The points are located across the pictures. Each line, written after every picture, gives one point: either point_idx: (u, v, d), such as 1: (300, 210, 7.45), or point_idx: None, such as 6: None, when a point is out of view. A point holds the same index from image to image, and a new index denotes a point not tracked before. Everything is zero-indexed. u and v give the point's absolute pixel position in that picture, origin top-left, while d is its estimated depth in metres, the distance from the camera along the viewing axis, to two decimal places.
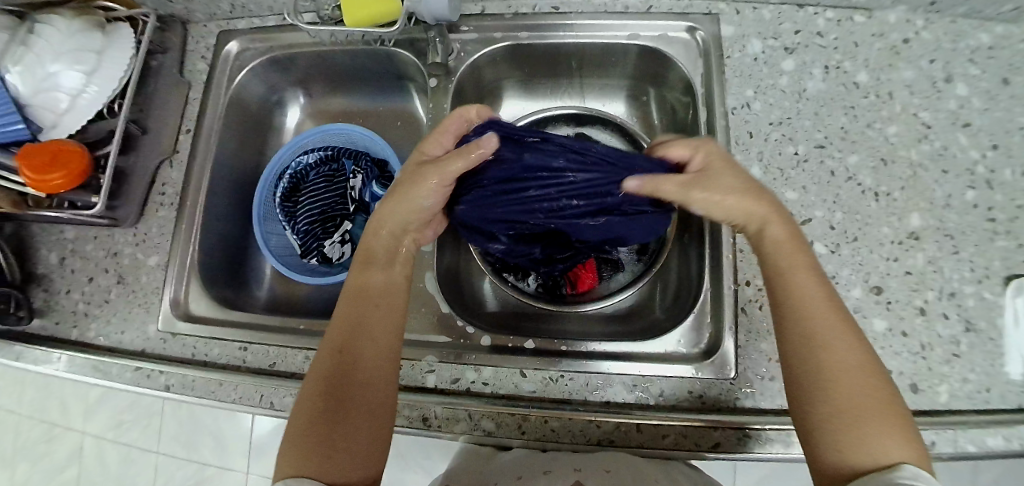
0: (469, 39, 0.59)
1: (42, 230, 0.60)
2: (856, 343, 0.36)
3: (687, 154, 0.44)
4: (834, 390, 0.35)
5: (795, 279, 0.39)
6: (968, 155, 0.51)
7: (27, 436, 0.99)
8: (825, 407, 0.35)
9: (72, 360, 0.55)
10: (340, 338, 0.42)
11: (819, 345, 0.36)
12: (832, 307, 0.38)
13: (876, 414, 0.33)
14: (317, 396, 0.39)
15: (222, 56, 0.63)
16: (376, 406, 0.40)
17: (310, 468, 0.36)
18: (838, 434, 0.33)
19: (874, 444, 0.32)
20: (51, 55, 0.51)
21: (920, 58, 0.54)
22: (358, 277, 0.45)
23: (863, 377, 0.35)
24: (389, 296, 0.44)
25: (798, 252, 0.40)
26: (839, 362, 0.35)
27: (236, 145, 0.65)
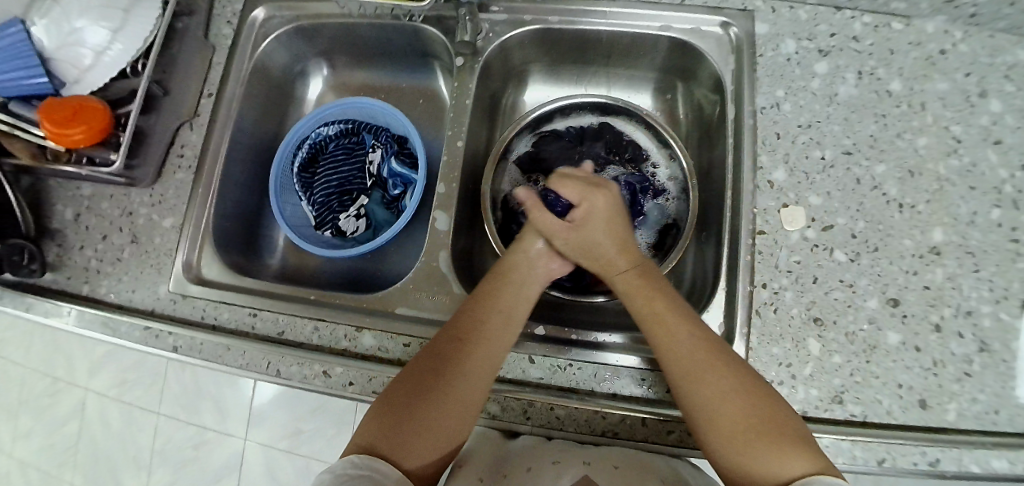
0: (498, 20, 0.58)
1: (59, 185, 0.60)
2: (737, 374, 0.39)
3: (575, 195, 0.50)
4: (720, 426, 0.37)
5: (659, 331, 0.42)
6: (996, 173, 0.50)
7: (31, 389, 1.00)
8: (720, 444, 0.37)
9: (82, 314, 0.55)
10: (454, 331, 0.43)
11: (691, 389, 0.39)
12: (700, 348, 0.40)
13: (762, 441, 0.36)
14: (416, 374, 0.40)
15: (249, 23, 0.63)
16: (461, 410, 0.39)
17: (384, 443, 0.36)
18: (743, 464, 0.36)
19: (775, 467, 0.35)
20: (77, 12, 0.52)
21: (955, 70, 0.53)
22: (496, 281, 0.47)
23: (744, 401, 0.38)
24: (512, 307, 0.45)
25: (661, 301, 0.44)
26: (716, 398, 0.38)
27: (256, 113, 0.65)
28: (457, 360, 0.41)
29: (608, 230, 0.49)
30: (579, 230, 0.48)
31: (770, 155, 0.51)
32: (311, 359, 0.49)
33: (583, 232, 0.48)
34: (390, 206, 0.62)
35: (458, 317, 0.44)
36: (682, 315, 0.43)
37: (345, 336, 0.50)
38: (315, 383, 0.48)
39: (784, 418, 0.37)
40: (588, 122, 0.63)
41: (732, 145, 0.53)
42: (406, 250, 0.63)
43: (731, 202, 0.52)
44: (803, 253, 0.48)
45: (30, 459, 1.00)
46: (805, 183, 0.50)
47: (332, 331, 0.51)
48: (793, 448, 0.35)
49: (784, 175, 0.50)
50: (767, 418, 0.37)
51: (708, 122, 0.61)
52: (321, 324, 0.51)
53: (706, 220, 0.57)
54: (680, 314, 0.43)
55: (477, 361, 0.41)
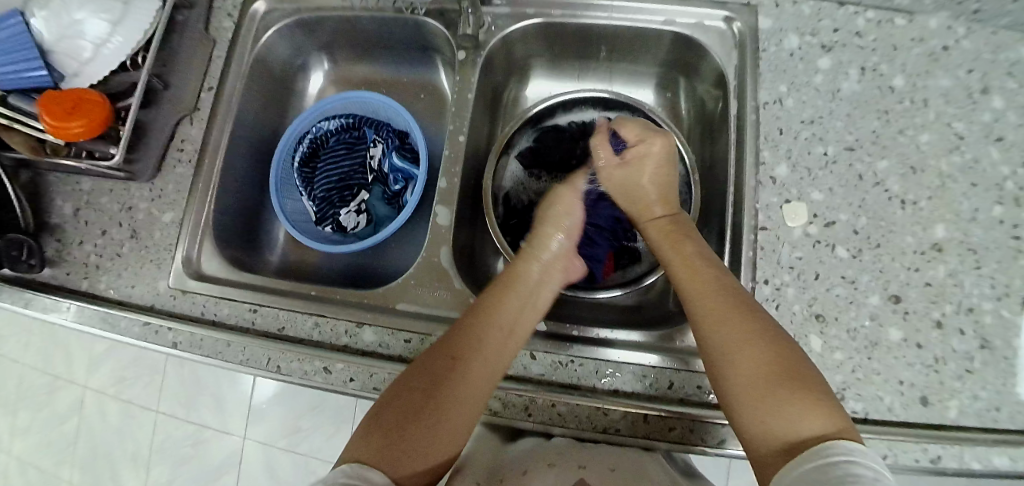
0: (501, 14, 0.58)
1: (59, 180, 0.60)
2: (756, 323, 0.39)
3: (634, 137, 0.53)
4: (743, 364, 0.37)
5: (693, 279, 0.44)
6: (998, 170, 0.50)
7: (30, 386, 1.00)
8: (736, 379, 0.37)
9: (82, 310, 0.54)
10: (453, 342, 0.42)
11: (722, 327, 0.40)
12: (729, 291, 0.42)
13: (781, 391, 0.35)
14: (411, 387, 0.39)
15: (248, 15, 0.62)
16: (454, 427, 0.38)
17: (373, 454, 0.35)
18: (761, 408, 0.36)
19: (792, 417, 0.34)
20: (78, 3, 0.51)
21: (958, 67, 0.53)
22: (497, 292, 0.46)
23: (769, 346, 0.38)
24: (516, 322, 0.45)
25: (692, 251, 0.46)
26: (742, 337, 0.38)
27: (257, 108, 0.65)
28: (457, 373, 0.40)
29: (654, 172, 0.52)
30: (627, 167, 0.52)
31: (773, 150, 0.51)
32: (311, 355, 0.48)
33: (631, 168, 0.52)
34: (391, 200, 0.62)
35: (456, 329, 0.43)
36: (713, 267, 0.44)
37: (346, 331, 0.50)
38: (314, 379, 0.48)
39: (806, 372, 0.37)
40: (590, 117, 0.63)
41: (735, 141, 0.53)
42: (407, 245, 0.63)
43: (733, 198, 0.52)
44: (805, 249, 0.48)
45: (29, 456, 1.00)
46: (807, 179, 0.50)
47: (333, 327, 0.50)
48: (817, 404, 0.34)
49: (786, 171, 0.50)
50: (784, 374, 0.36)
51: (710, 118, 0.61)
52: (322, 320, 0.51)
53: (708, 217, 0.57)
54: (712, 265, 0.44)
55: (476, 374, 0.40)
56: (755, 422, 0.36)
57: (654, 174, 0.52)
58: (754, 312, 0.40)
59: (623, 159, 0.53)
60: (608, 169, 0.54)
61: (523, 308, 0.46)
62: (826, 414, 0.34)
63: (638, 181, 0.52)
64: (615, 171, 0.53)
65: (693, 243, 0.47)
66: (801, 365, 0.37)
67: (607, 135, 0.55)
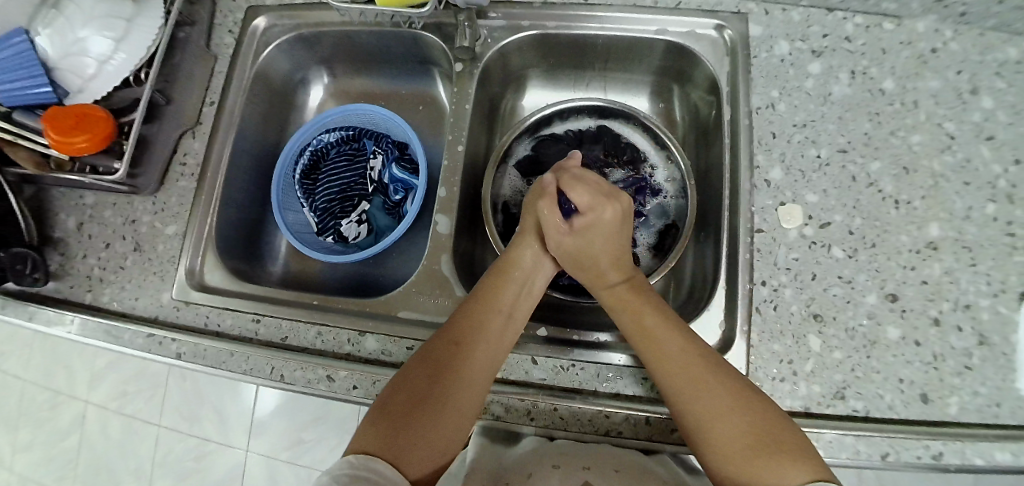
0: (497, 26, 0.59)
1: (63, 195, 0.61)
2: (722, 390, 0.39)
3: (585, 199, 0.48)
4: (714, 443, 0.38)
5: (651, 345, 0.43)
6: (990, 168, 0.51)
7: (30, 403, 1.00)
8: (712, 453, 0.38)
9: (85, 323, 0.55)
10: (453, 334, 0.43)
11: (688, 396, 0.39)
12: (688, 361, 0.41)
13: (756, 458, 0.35)
14: (415, 378, 0.40)
15: (250, 31, 0.63)
16: (459, 415, 0.40)
17: (385, 442, 0.36)
18: (737, 482, 0.36)
19: (769, 480, 0.34)
20: (82, 21, 0.52)
21: (947, 68, 0.54)
22: (495, 281, 0.47)
23: (733, 425, 0.37)
24: (514, 311, 0.46)
25: (649, 314, 0.45)
26: (705, 411, 0.38)
27: (258, 121, 0.66)
28: (460, 363, 0.41)
29: (605, 241, 0.48)
30: (576, 238, 0.47)
31: (766, 154, 0.52)
32: (314, 364, 0.49)
33: (581, 237, 0.47)
34: (392, 211, 0.62)
35: (455, 319, 0.44)
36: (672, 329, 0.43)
37: (348, 339, 0.50)
38: (318, 387, 0.48)
39: (780, 429, 0.37)
40: (586, 125, 0.64)
41: (729, 147, 0.54)
42: (407, 254, 0.64)
43: (729, 201, 0.53)
44: (801, 250, 0.49)
45: (31, 473, 1.00)
46: (801, 181, 0.51)
47: (335, 336, 0.51)
48: (792, 465, 0.34)
49: (780, 173, 0.51)
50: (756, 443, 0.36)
51: (704, 123, 0.62)
52: (324, 329, 0.51)
53: (705, 221, 0.58)
54: (673, 328, 0.43)
55: (477, 363, 0.42)
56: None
57: (592, 249, 0.48)
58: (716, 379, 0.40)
59: (572, 230, 0.48)
60: (561, 238, 0.48)
61: (520, 296, 0.47)
62: (805, 469, 0.34)
63: (591, 251, 0.48)
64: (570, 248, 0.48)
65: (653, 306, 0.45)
66: (771, 430, 0.36)
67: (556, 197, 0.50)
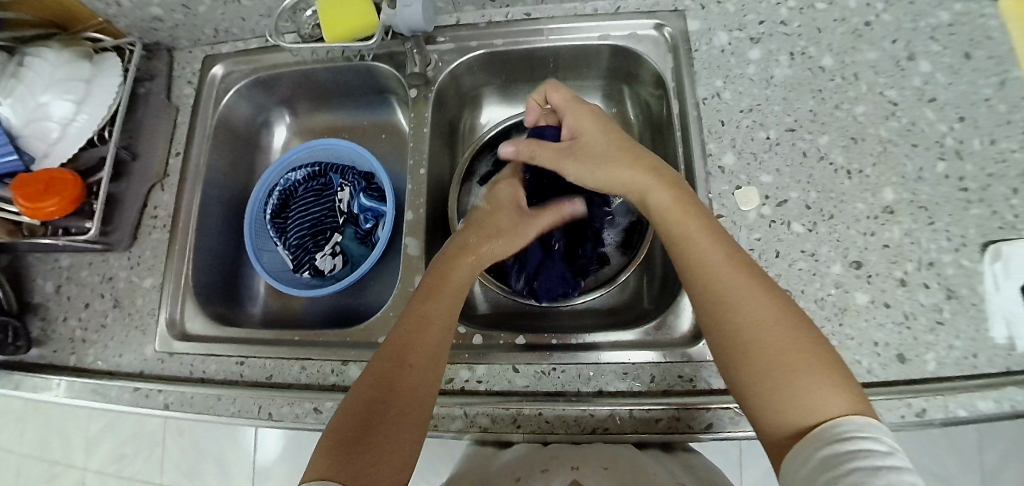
0: (446, 50, 0.62)
1: (39, 261, 0.61)
2: (773, 304, 0.38)
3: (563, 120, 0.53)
4: (763, 352, 0.36)
5: (697, 252, 0.41)
6: (936, 128, 0.52)
7: (27, 477, 0.98)
8: (759, 366, 0.36)
9: (71, 385, 0.55)
10: (392, 352, 0.41)
11: (734, 302, 0.38)
12: (741, 268, 0.40)
13: (804, 373, 0.34)
14: (360, 406, 0.38)
15: (208, 80, 0.65)
16: (411, 431, 0.38)
17: (331, 470, 0.34)
18: (776, 399, 0.34)
19: (812, 399, 0.33)
20: (42, 86, 0.52)
21: (882, 39, 0.56)
22: (426, 292, 0.46)
23: (787, 336, 0.36)
24: (447, 324, 0.44)
25: (697, 223, 0.42)
26: (762, 319, 0.37)
27: (226, 168, 0.67)
28: (398, 384, 0.40)
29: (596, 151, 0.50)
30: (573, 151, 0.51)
31: (718, 142, 0.53)
32: (300, 398, 0.49)
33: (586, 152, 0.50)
34: (364, 239, 0.63)
35: (392, 336, 0.43)
36: (727, 242, 0.42)
37: (332, 370, 0.51)
38: (305, 422, 0.48)
39: (823, 353, 0.35)
40: None
41: (681, 139, 0.55)
42: (386, 280, 0.64)
43: None
44: (762, 230, 0.50)
45: None
46: (754, 163, 0.52)
47: (319, 368, 0.51)
48: (837, 386, 0.33)
49: (733, 158, 0.53)
50: (805, 354, 0.35)
51: (657, 119, 0.63)
52: (307, 363, 0.52)
53: None
54: (715, 238, 0.42)
55: (418, 376, 0.40)
56: (778, 410, 0.34)
57: (587, 164, 0.49)
58: (772, 292, 0.38)
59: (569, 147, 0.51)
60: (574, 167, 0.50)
61: (455, 300, 0.46)
62: (845, 397, 0.33)
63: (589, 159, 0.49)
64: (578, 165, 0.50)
65: (706, 221, 0.43)
66: (819, 346, 0.36)
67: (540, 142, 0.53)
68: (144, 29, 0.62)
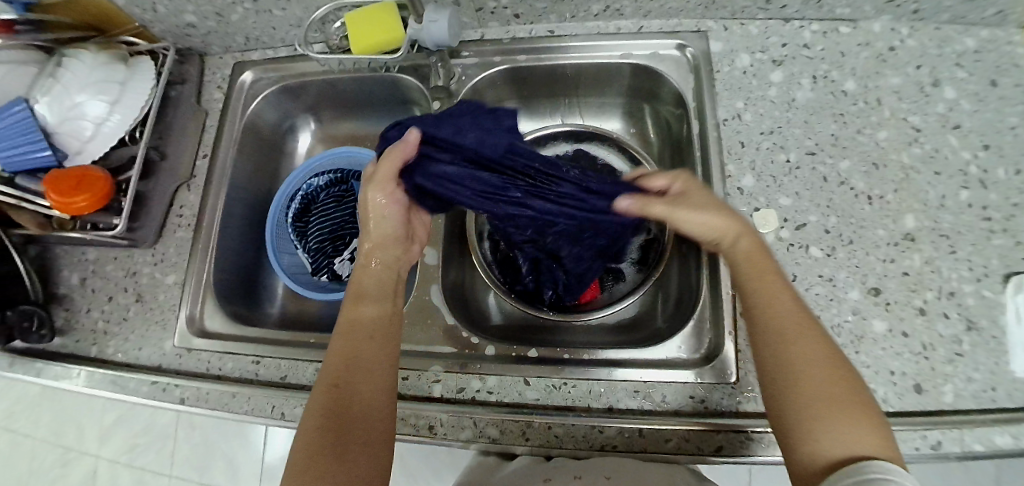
0: (469, 63, 0.63)
1: (66, 254, 0.63)
2: (826, 348, 0.38)
3: (666, 182, 0.49)
4: (812, 386, 0.36)
5: (763, 285, 0.42)
6: (959, 156, 0.52)
7: (42, 462, 1.01)
8: (804, 400, 0.36)
9: (91, 375, 0.56)
10: (335, 365, 0.40)
11: (794, 340, 0.38)
12: (800, 311, 0.40)
13: (844, 413, 0.34)
14: (312, 429, 0.37)
15: (237, 86, 0.67)
16: (373, 432, 0.38)
17: None
18: (811, 429, 0.35)
19: (847, 438, 0.33)
20: (78, 86, 0.54)
21: (906, 64, 0.56)
22: (355, 304, 0.45)
23: (836, 376, 0.36)
24: (381, 325, 0.44)
25: (768, 265, 0.43)
26: (811, 356, 0.37)
27: (250, 171, 0.69)
28: (349, 394, 0.39)
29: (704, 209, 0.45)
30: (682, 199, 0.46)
31: (737, 163, 0.53)
32: None
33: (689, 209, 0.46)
34: None
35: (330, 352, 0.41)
36: (784, 282, 0.42)
37: None
38: None
39: (862, 399, 0.35)
40: (564, 150, 0.67)
41: (701, 158, 0.56)
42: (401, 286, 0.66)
43: None
44: (780, 254, 0.50)
45: None
46: (773, 186, 0.52)
47: None
48: (873, 430, 0.34)
49: (752, 181, 0.53)
50: (849, 399, 0.35)
51: (677, 137, 0.63)
52: (322, 366, 0.52)
53: None
54: (779, 280, 0.42)
55: (371, 384, 0.40)
56: (812, 444, 0.34)
57: (703, 214, 0.45)
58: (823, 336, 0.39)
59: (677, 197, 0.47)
60: (688, 216, 0.45)
61: (384, 298, 0.46)
62: (878, 442, 0.33)
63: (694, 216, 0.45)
64: (687, 212, 0.45)
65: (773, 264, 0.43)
66: (859, 390, 0.36)
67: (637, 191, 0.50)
68: (178, 34, 0.64)
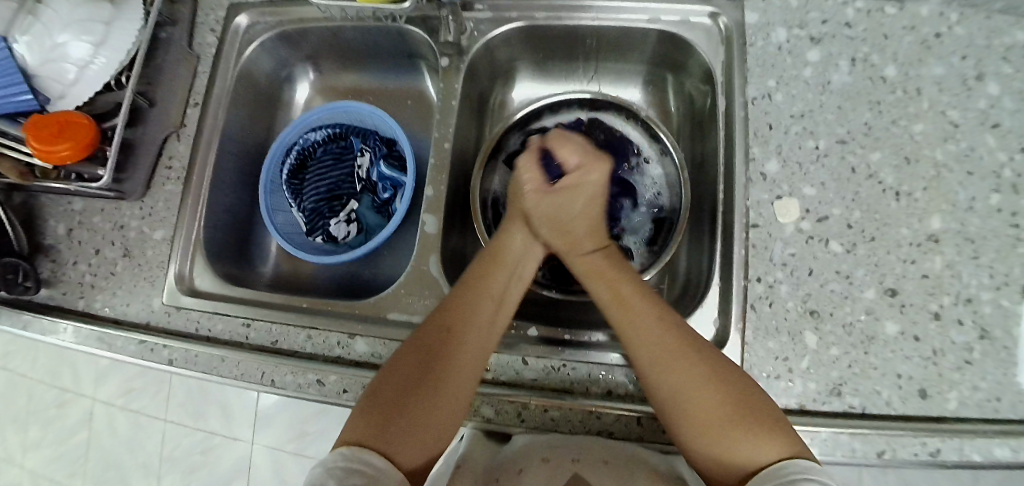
0: (483, 18, 0.58)
1: (52, 201, 0.60)
2: (688, 365, 0.39)
3: (570, 157, 0.50)
4: (690, 416, 0.37)
5: (624, 311, 0.44)
6: (994, 157, 0.49)
7: (38, 401, 1.01)
8: (694, 430, 0.37)
9: (79, 331, 0.55)
10: (445, 319, 0.43)
11: (657, 383, 0.39)
12: (661, 331, 0.41)
13: (729, 432, 0.36)
14: (406, 368, 0.40)
15: (232, 30, 0.62)
16: (455, 395, 0.40)
17: (370, 434, 0.35)
18: (715, 451, 0.36)
19: (745, 454, 0.35)
20: (60, 25, 0.50)
21: (951, 53, 0.52)
22: (484, 267, 0.48)
23: (708, 370, 0.39)
24: (501, 300, 0.46)
25: (627, 290, 0.45)
26: (676, 383, 0.38)
27: (245, 122, 0.65)
28: (449, 349, 0.41)
29: (584, 205, 0.49)
30: (559, 192, 0.48)
31: (762, 146, 0.51)
32: (304, 368, 0.49)
33: (563, 196, 0.48)
34: (381, 209, 0.62)
35: (446, 306, 0.44)
36: (642, 290, 0.45)
37: (338, 343, 0.50)
38: (309, 392, 0.48)
39: (755, 401, 0.37)
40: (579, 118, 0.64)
41: (725, 138, 0.53)
42: (399, 253, 0.64)
43: (723, 197, 0.52)
44: (798, 246, 0.48)
45: (39, 470, 1.01)
46: (798, 174, 0.50)
47: (325, 339, 0.50)
48: (766, 436, 0.35)
49: (776, 166, 0.50)
50: (729, 414, 0.36)
51: (699, 114, 0.61)
52: (314, 332, 0.51)
53: (699, 217, 0.57)
54: (635, 293, 0.45)
55: (466, 354, 0.41)
56: (721, 469, 0.36)
57: (586, 167, 0.49)
58: (685, 355, 0.39)
59: (553, 189, 0.49)
60: (534, 194, 0.49)
61: (513, 276, 0.48)
62: (779, 446, 0.34)
63: (566, 212, 0.49)
64: (535, 189, 0.49)
65: (625, 280, 0.46)
66: (739, 384, 0.38)
67: (538, 158, 0.50)
68: None
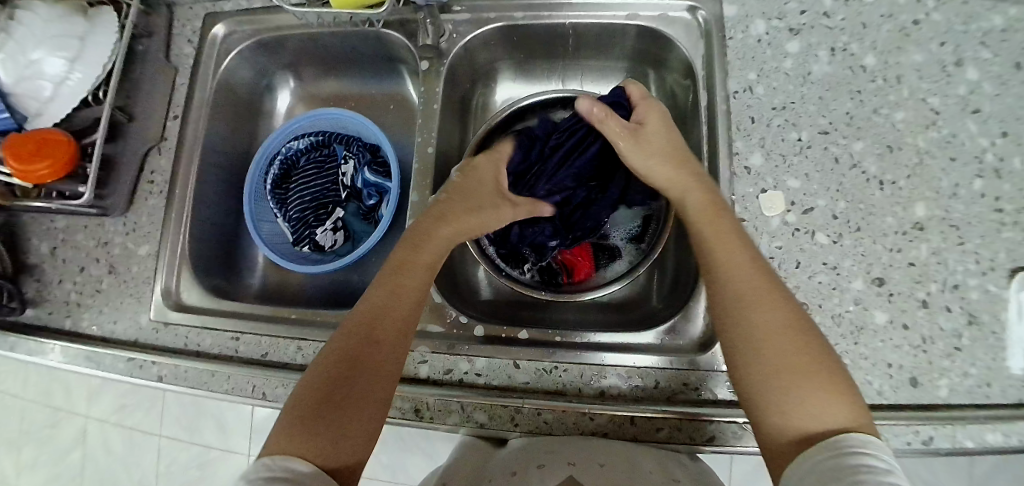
0: (461, 20, 0.58)
1: (34, 220, 0.59)
2: (778, 306, 0.38)
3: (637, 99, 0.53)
4: (769, 353, 0.36)
5: (721, 246, 0.42)
6: (976, 142, 0.49)
7: (31, 421, 1.00)
8: (768, 368, 0.36)
9: (65, 350, 0.54)
10: (363, 315, 0.41)
11: (750, 309, 0.38)
12: (758, 270, 0.40)
13: (806, 380, 0.35)
14: (328, 370, 0.39)
15: (209, 41, 0.62)
16: (381, 392, 0.39)
17: (294, 443, 0.35)
18: (775, 399, 0.35)
19: (816, 409, 0.34)
20: (34, 43, 0.50)
21: (930, 40, 0.52)
22: (401, 255, 0.45)
23: (794, 321, 0.38)
24: (420, 288, 0.44)
25: (727, 225, 0.43)
26: (767, 318, 0.38)
27: (227, 133, 0.65)
28: (370, 347, 0.40)
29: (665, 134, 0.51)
30: (646, 127, 0.51)
31: (745, 140, 0.51)
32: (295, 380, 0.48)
33: (646, 133, 0.51)
34: (367, 216, 0.62)
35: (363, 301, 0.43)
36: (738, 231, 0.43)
37: None
38: None
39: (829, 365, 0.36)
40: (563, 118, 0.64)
41: (708, 134, 0.53)
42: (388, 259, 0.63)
43: None
44: (784, 239, 0.48)
45: None
46: (782, 166, 0.50)
47: (314, 350, 0.50)
48: (839, 400, 0.34)
49: (761, 159, 0.50)
50: (807, 361, 0.36)
51: (682, 109, 0.61)
52: (303, 344, 0.50)
53: None
54: (730, 232, 0.43)
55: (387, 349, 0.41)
56: (778, 417, 0.35)
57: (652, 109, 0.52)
58: (774, 293, 0.39)
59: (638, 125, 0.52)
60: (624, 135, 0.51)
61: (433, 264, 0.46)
62: (846, 412, 0.33)
63: (654, 147, 0.50)
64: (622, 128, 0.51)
65: (726, 220, 0.44)
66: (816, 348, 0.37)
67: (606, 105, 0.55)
68: None
